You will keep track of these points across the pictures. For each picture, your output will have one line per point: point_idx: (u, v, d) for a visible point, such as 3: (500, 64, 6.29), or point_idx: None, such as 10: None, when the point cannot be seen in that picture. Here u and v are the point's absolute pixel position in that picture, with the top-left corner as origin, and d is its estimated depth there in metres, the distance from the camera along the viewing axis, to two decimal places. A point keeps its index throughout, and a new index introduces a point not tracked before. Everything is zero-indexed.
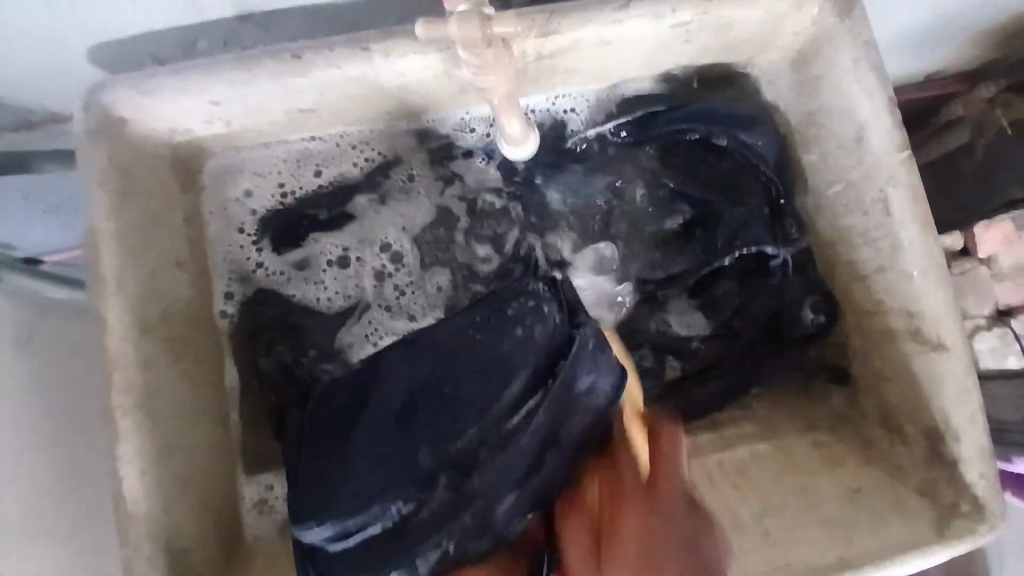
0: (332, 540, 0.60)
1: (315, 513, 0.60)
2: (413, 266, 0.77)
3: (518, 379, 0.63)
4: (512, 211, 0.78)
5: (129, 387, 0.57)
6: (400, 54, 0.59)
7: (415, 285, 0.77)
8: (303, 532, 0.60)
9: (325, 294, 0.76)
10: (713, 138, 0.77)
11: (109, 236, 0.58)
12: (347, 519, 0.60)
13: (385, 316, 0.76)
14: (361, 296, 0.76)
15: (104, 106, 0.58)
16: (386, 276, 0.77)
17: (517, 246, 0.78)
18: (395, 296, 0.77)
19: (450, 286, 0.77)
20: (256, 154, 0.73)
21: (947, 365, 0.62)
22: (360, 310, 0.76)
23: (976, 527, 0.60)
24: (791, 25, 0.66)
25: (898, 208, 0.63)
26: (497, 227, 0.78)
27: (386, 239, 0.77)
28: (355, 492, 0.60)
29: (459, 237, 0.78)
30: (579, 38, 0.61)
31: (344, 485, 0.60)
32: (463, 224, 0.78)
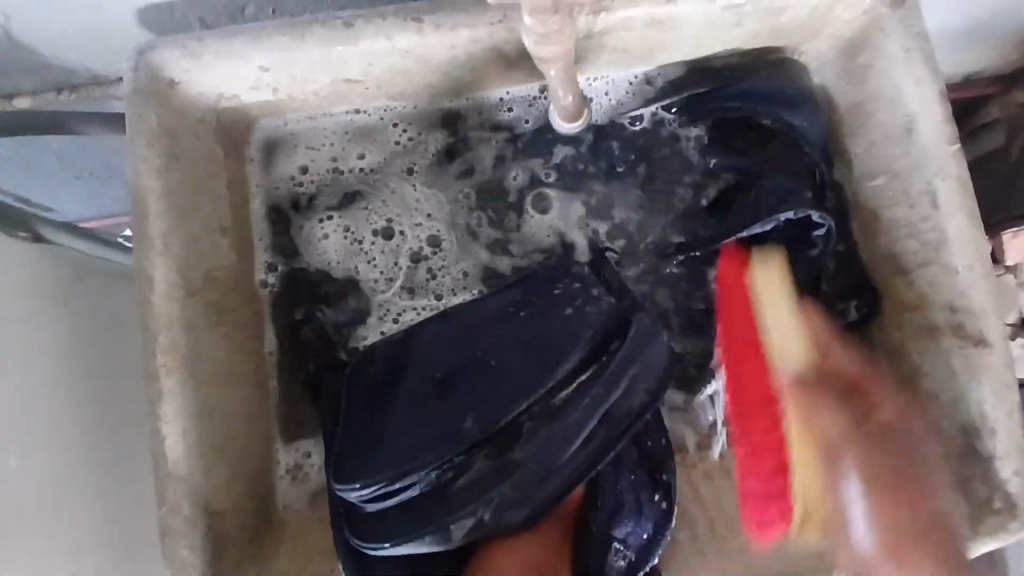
0: (370, 501, 0.61)
1: (359, 475, 0.60)
2: (450, 250, 0.77)
3: (574, 353, 0.64)
4: (549, 193, 0.78)
5: (171, 348, 0.58)
6: (451, 26, 0.59)
7: (446, 269, 0.77)
8: (343, 492, 0.61)
9: (365, 274, 0.76)
10: (758, 117, 0.76)
11: (156, 197, 0.59)
12: (394, 483, 0.61)
13: (412, 296, 0.76)
14: (396, 275, 0.76)
15: (152, 68, 0.59)
16: (420, 258, 0.77)
17: (550, 223, 0.78)
18: (425, 278, 0.76)
19: (478, 271, 0.77)
20: (303, 126, 0.74)
21: (988, 362, 0.62)
22: (394, 289, 0.76)
23: (1008, 525, 0.61)
24: (843, 11, 0.65)
25: (945, 201, 0.63)
26: (528, 210, 0.78)
27: (424, 220, 0.77)
28: (399, 460, 0.61)
29: (492, 218, 0.77)
30: (630, 16, 0.61)
31: (389, 450, 0.61)
32: (499, 207, 0.78)
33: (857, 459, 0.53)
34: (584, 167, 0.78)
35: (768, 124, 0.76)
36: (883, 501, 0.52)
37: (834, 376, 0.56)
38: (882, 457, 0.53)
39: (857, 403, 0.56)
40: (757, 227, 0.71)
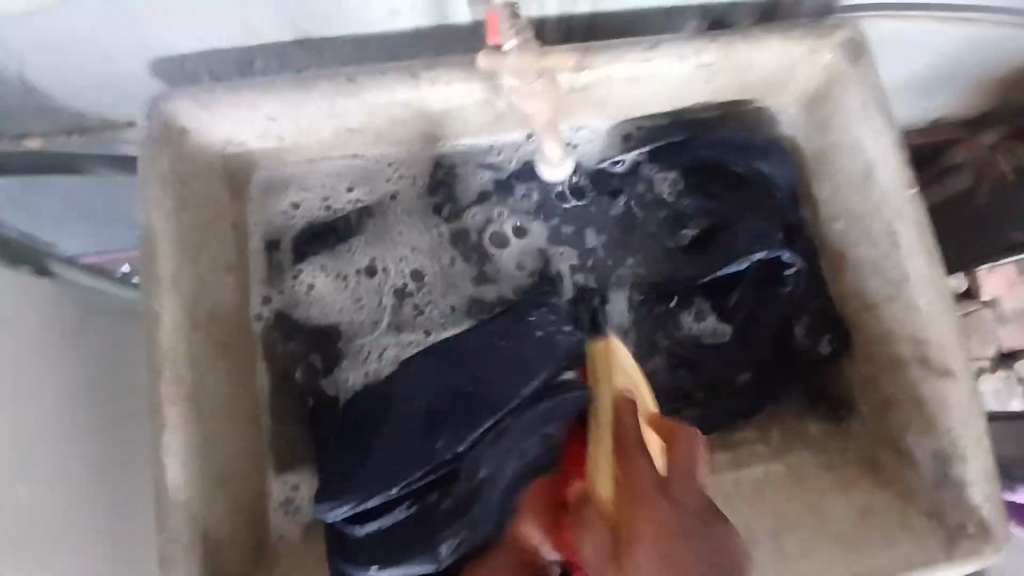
0: (354, 523, 0.64)
1: (339, 493, 0.64)
2: (434, 287, 0.81)
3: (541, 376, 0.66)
4: (530, 231, 0.83)
5: (176, 379, 0.61)
6: (447, 80, 0.64)
7: (431, 304, 0.81)
8: (328, 511, 0.64)
9: (353, 311, 0.80)
10: (732, 164, 0.80)
11: (167, 237, 0.62)
12: (370, 500, 0.64)
13: (397, 332, 0.79)
14: (382, 312, 0.80)
15: (167, 117, 0.63)
16: (406, 294, 0.80)
17: (531, 259, 0.83)
18: (412, 314, 0.80)
19: (463, 306, 0.81)
20: (300, 169, 0.78)
21: (951, 391, 0.66)
22: (380, 326, 0.79)
23: (981, 548, 0.63)
24: (803, 69, 0.71)
25: (904, 240, 0.68)
26: (504, 245, 0.83)
27: (407, 257, 0.81)
28: (380, 483, 0.64)
29: (478, 255, 0.82)
30: (611, 74, 0.66)
31: (372, 473, 0.64)
32: (481, 245, 0.82)
33: (597, 547, 0.51)
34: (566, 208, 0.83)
35: (740, 172, 0.80)
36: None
37: (629, 469, 0.54)
38: (637, 569, 0.49)
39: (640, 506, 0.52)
40: (734, 266, 0.77)
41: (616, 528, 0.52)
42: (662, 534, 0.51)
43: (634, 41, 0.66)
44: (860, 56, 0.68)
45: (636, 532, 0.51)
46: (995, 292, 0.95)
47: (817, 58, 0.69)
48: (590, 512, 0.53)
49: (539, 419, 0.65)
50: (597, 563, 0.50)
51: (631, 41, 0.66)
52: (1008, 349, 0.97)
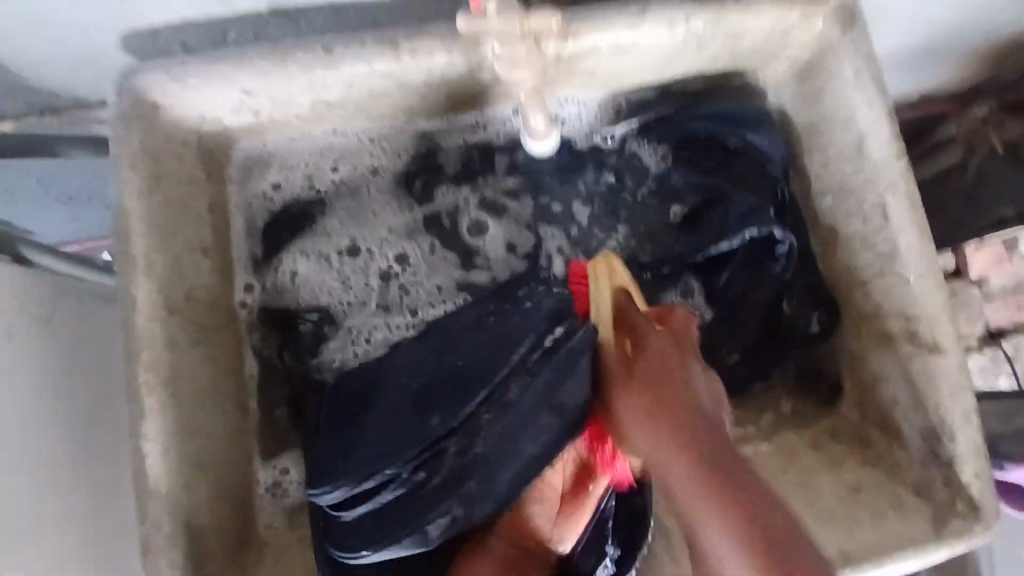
0: (345, 508, 0.63)
1: (330, 476, 0.62)
2: (419, 267, 0.80)
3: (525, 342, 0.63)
4: (515, 206, 0.81)
5: (153, 365, 0.59)
6: (428, 52, 0.62)
7: (419, 285, 0.79)
8: (319, 496, 0.62)
9: (338, 293, 0.78)
10: (723, 137, 0.79)
11: (139, 218, 0.60)
12: (364, 483, 0.62)
13: (383, 314, 0.78)
14: (369, 295, 0.78)
15: (136, 91, 0.60)
16: (391, 276, 0.79)
17: (517, 239, 0.81)
18: (398, 296, 0.78)
19: (449, 287, 0.79)
20: (281, 147, 0.76)
21: (943, 366, 0.65)
22: (368, 309, 0.78)
23: (971, 526, 0.63)
24: (798, 35, 0.69)
25: (897, 213, 0.67)
26: (484, 228, 0.81)
27: (391, 237, 0.80)
28: (369, 462, 0.62)
29: (464, 235, 0.81)
30: (598, 43, 0.64)
31: (360, 452, 0.63)
32: (466, 223, 0.81)
33: (661, 456, 0.49)
34: (553, 186, 0.81)
35: (733, 145, 0.79)
36: (689, 490, 0.47)
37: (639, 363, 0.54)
38: (681, 442, 0.49)
39: (669, 410, 0.50)
40: (726, 242, 0.75)
41: (658, 415, 0.51)
42: (675, 427, 0.49)
43: (623, 8, 0.64)
44: (852, 24, 0.67)
45: (664, 407, 0.50)
46: (982, 270, 0.98)
47: (810, 24, 0.68)
48: (635, 414, 0.52)
49: (527, 389, 0.63)
50: (661, 453, 0.49)
51: (619, 7, 0.64)
52: (996, 327, 0.98)
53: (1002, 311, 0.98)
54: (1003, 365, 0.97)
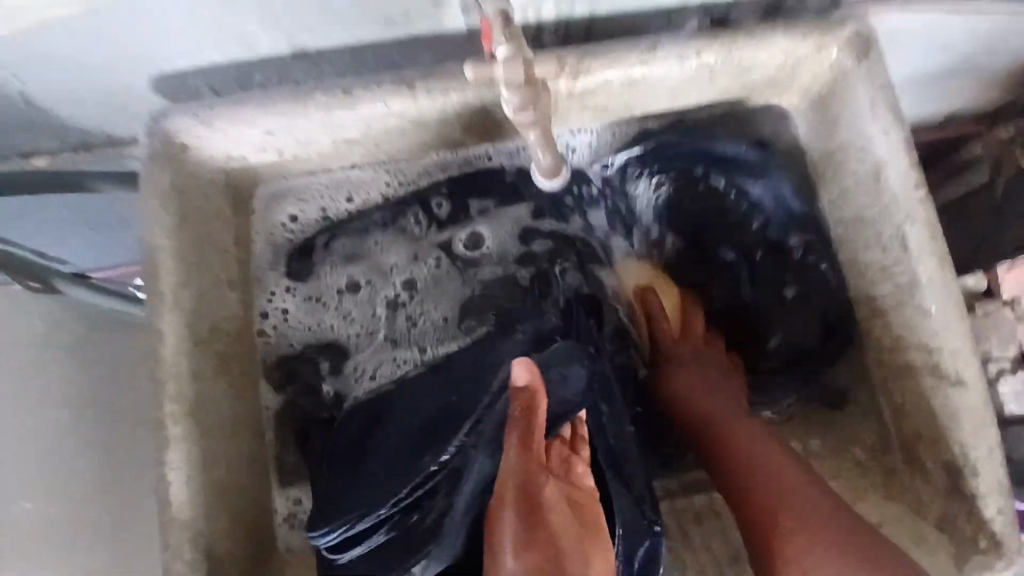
0: (338, 549, 0.64)
1: (326, 518, 0.64)
2: (426, 298, 0.82)
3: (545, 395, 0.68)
4: (522, 236, 0.84)
5: (178, 396, 0.61)
6: (443, 91, 0.64)
7: (423, 316, 0.82)
8: (315, 538, 0.64)
9: (348, 324, 0.81)
10: (714, 177, 0.82)
11: (167, 254, 0.62)
12: (355, 524, 0.63)
13: (393, 347, 0.81)
14: (377, 325, 0.81)
15: (167, 133, 0.63)
16: (398, 305, 0.82)
17: (522, 268, 0.83)
18: (406, 327, 0.81)
19: (454, 317, 0.82)
20: (301, 181, 0.77)
21: (966, 401, 0.64)
22: (376, 340, 0.81)
23: (992, 562, 0.61)
24: (810, 67, 0.70)
25: (915, 244, 0.66)
26: (483, 247, 0.84)
27: (396, 265, 0.83)
28: (366, 497, 0.65)
29: (468, 267, 0.83)
30: (609, 78, 0.65)
31: (359, 486, 0.66)
32: (465, 256, 0.83)
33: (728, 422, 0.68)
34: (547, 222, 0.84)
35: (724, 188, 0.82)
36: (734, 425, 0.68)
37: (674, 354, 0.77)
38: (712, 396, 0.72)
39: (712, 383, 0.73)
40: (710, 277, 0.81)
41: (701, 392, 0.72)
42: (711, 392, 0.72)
43: (632, 46, 0.65)
44: (868, 52, 0.67)
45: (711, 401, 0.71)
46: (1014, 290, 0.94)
47: (823, 55, 0.68)
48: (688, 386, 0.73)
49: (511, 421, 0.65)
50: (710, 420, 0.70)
51: (630, 45, 0.65)
52: None
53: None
54: None
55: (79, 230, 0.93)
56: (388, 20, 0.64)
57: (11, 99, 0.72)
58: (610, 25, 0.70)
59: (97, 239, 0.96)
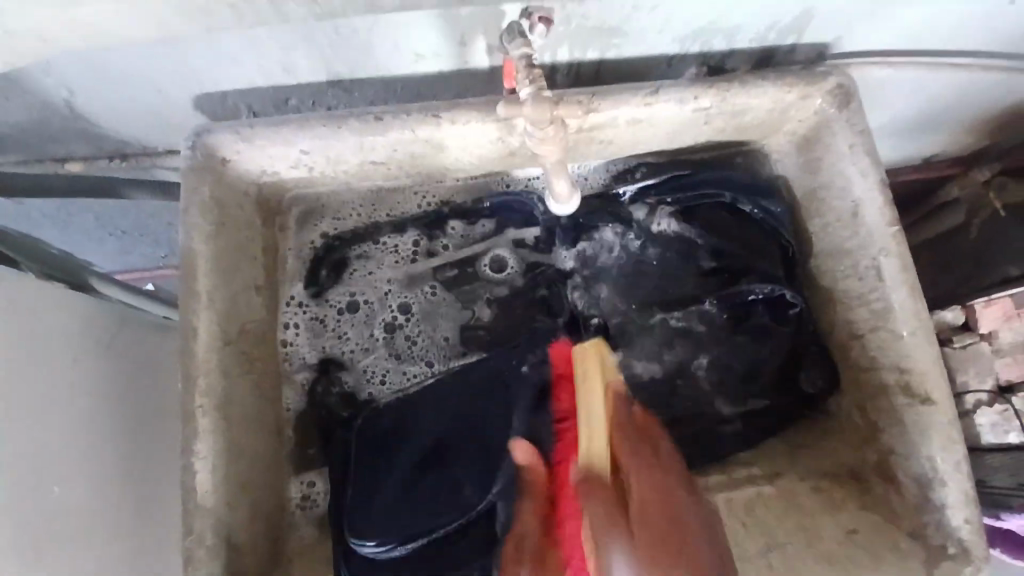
0: (382, 553, 0.70)
1: (370, 528, 0.70)
2: (422, 320, 0.87)
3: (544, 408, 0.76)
4: (531, 260, 0.90)
5: (208, 390, 0.65)
6: (464, 121, 0.70)
7: (423, 335, 0.86)
8: (359, 546, 0.70)
9: (351, 342, 0.85)
10: (739, 203, 0.86)
11: (204, 258, 0.68)
12: (403, 540, 0.70)
13: (394, 363, 0.85)
14: (376, 344, 0.86)
15: (209, 147, 0.69)
16: (396, 327, 0.86)
17: (522, 291, 0.88)
18: (406, 344, 0.86)
19: (455, 339, 0.87)
20: (336, 199, 0.84)
21: (935, 419, 0.70)
22: (377, 355, 0.85)
23: (962, 568, 0.66)
24: (796, 112, 0.77)
25: (889, 275, 0.73)
26: (506, 270, 0.90)
27: (393, 291, 0.87)
28: (402, 512, 0.71)
29: (471, 290, 0.88)
30: (616, 115, 0.72)
31: (386, 497, 0.72)
32: (470, 281, 0.89)
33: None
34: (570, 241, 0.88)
35: (749, 212, 0.87)
36: None
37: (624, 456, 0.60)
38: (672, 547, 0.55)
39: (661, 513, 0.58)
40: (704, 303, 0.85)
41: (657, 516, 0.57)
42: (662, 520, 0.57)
43: (638, 88, 0.72)
44: (849, 102, 0.74)
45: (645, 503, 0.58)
46: (992, 326, 0.93)
47: (808, 103, 0.75)
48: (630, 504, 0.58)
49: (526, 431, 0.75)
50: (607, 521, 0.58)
51: (635, 87, 0.72)
52: (1006, 382, 0.92)
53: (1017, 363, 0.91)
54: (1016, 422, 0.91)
55: (104, 232, 0.99)
56: (419, 55, 0.71)
57: (54, 105, 0.75)
58: (618, 68, 0.78)
59: (122, 243, 1.02)
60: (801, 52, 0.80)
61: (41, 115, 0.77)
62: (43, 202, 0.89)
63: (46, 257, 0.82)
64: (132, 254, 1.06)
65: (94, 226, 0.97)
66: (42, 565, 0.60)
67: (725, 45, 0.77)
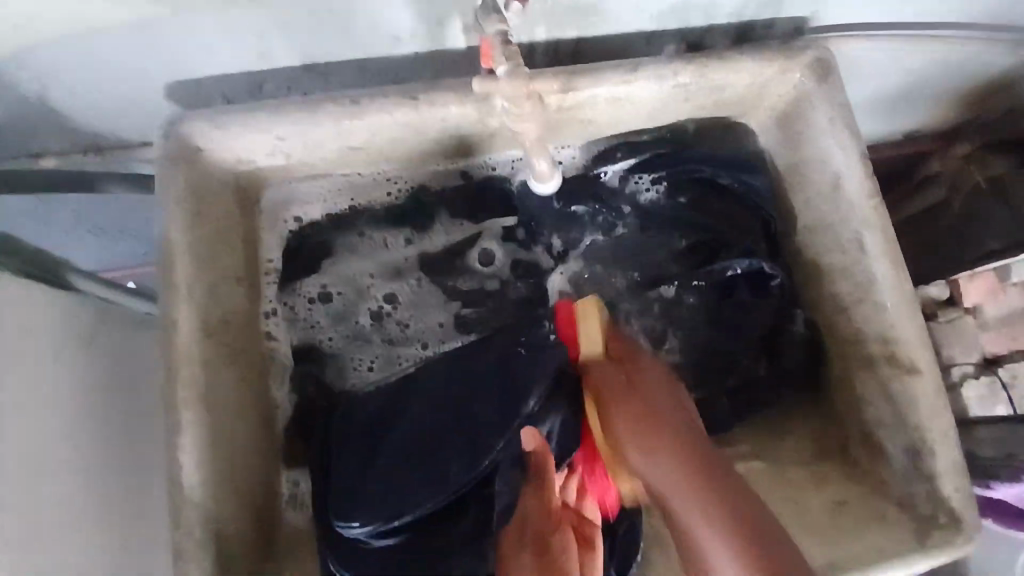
0: (373, 536, 0.71)
1: (357, 513, 0.71)
2: (410, 306, 0.87)
3: (535, 395, 0.74)
4: (518, 250, 0.89)
5: (190, 382, 0.64)
6: (443, 103, 0.69)
7: (415, 320, 0.87)
8: (344, 528, 0.71)
9: (337, 332, 0.85)
10: (718, 178, 0.87)
11: (181, 248, 0.67)
12: (391, 522, 0.71)
13: (388, 348, 0.85)
14: (367, 333, 0.86)
15: (182, 136, 0.68)
16: (383, 315, 0.86)
17: (506, 275, 0.88)
18: (398, 329, 0.86)
19: (450, 321, 0.87)
20: (302, 185, 0.82)
21: (920, 388, 0.71)
22: (370, 342, 0.85)
23: (953, 537, 0.67)
24: (776, 87, 0.77)
25: (871, 246, 0.73)
26: (494, 261, 0.89)
27: (376, 281, 0.87)
28: (389, 496, 0.72)
29: (459, 275, 0.88)
30: (595, 93, 0.71)
31: (374, 486, 0.72)
32: (455, 266, 0.88)
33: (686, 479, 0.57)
34: (554, 222, 0.89)
35: (728, 186, 0.87)
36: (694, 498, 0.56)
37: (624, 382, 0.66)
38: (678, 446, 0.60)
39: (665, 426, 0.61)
40: (669, 286, 0.87)
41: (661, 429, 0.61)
42: (671, 433, 0.61)
43: (617, 65, 0.71)
44: (828, 75, 0.74)
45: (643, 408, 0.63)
46: (978, 299, 1.00)
47: (788, 78, 0.75)
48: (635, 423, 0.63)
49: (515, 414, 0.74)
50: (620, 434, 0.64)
51: (615, 65, 0.71)
52: (991, 354, 1.00)
53: (999, 339, 1.00)
54: (1001, 393, 0.97)
55: (82, 230, 0.98)
56: (394, 37, 0.70)
57: (24, 99, 0.74)
58: (597, 47, 0.77)
59: (104, 239, 1.01)
60: (780, 26, 0.80)
61: (10, 110, 0.75)
62: (17, 199, 0.87)
63: (14, 252, 0.77)
64: (115, 250, 1.05)
65: (71, 223, 0.96)
66: (24, 565, 0.60)
67: (703, 21, 0.76)
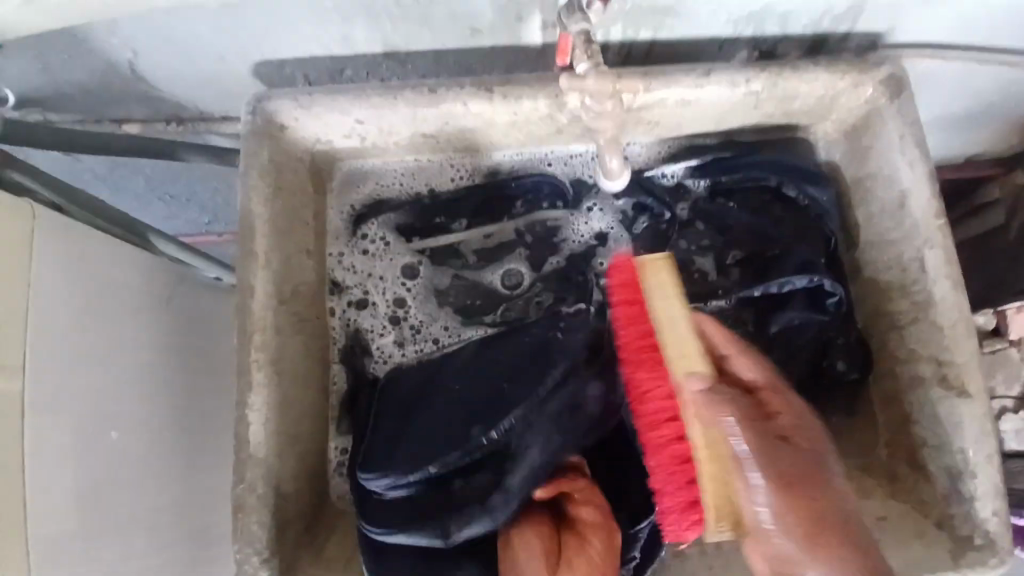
0: (393, 488, 0.72)
1: (385, 465, 0.72)
2: (457, 287, 0.87)
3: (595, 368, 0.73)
4: (472, 267, 0.88)
5: (263, 345, 0.68)
6: (517, 96, 0.72)
7: (459, 301, 0.86)
8: (372, 479, 0.72)
9: (386, 307, 0.86)
10: (786, 188, 0.86)
11: (261, 218, 0.70)
12: (407, 474, 0.71)
13: (430, 326, 0.86)
14: (411, 310, 0.86)
15: (268, 113, 0.71)
16: (436, 294, 0.87)
17: (550, 262, 0.87)
18: (445, 309, 0.86)
19: (490, 303, 0.86)
20: (381, 165, 0.86)
21: (971, 410, 0.70)
22: (410, 320, 0.86)
23: (987, 558, 0.68)
24: (846, 101, 0.77)
25: (932, 267, 0.73)
26: (418, 276, 0.87)
27: (425, 260, 0.87)
28: (412, 455, 0.72)
29: (507, 260, 0.88)
30: (664, 97, 0.73)
31: (405, 445, 0.73)
32: (505, 250, 0.88)
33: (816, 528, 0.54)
34: (602, 217, 0.89)
35: (795, 199, 0.86)
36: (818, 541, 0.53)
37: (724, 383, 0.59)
38: (801, 479, 0.55)
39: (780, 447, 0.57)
40: (720, 300, 0.83)
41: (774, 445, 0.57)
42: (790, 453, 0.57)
43: (689, 69, 0.73)
44: (901, 92, 0.74)
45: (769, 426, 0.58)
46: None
47: (859, 91, 0.76)
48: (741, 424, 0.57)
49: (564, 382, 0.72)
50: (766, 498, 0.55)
51: (685, 70, 0.73)
52: None
53: None
54: None
55: (153, 199, 1.04)
56: (475, 29, 0.72)
57: (117, 66, 0.78)
58: (672, 48, 0.78)
59: (170, 208, 1.07)
60: (854, 40, 0.80)
61: (104, 76, 0.80)
62: (99, 160, 0.92)
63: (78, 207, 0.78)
64: (179, 220, 1.10)
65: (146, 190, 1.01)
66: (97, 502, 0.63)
67: (778, 30, 0.77)
